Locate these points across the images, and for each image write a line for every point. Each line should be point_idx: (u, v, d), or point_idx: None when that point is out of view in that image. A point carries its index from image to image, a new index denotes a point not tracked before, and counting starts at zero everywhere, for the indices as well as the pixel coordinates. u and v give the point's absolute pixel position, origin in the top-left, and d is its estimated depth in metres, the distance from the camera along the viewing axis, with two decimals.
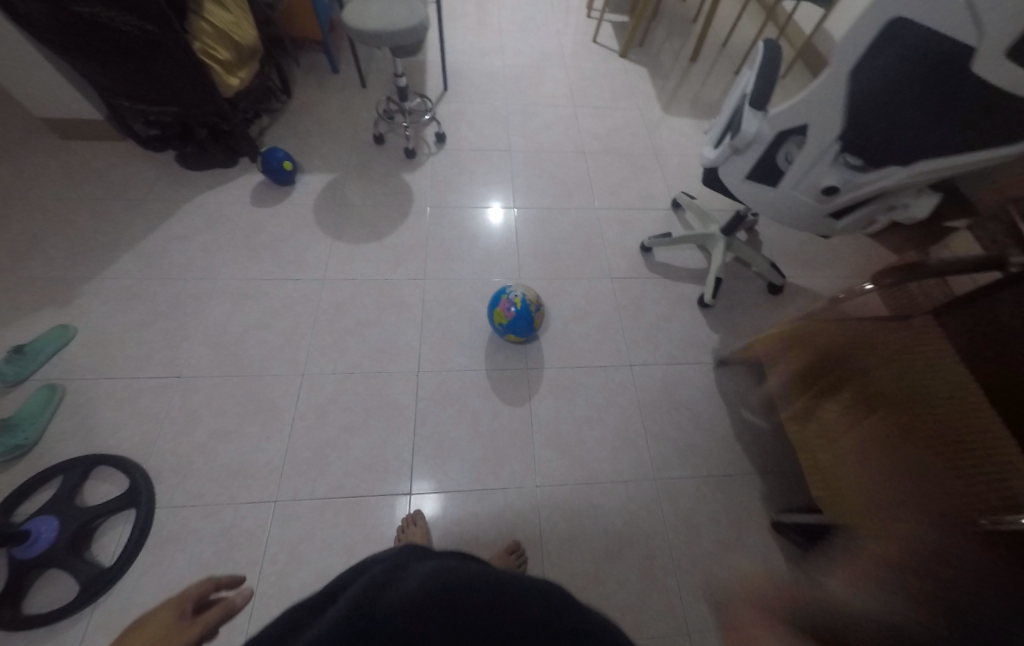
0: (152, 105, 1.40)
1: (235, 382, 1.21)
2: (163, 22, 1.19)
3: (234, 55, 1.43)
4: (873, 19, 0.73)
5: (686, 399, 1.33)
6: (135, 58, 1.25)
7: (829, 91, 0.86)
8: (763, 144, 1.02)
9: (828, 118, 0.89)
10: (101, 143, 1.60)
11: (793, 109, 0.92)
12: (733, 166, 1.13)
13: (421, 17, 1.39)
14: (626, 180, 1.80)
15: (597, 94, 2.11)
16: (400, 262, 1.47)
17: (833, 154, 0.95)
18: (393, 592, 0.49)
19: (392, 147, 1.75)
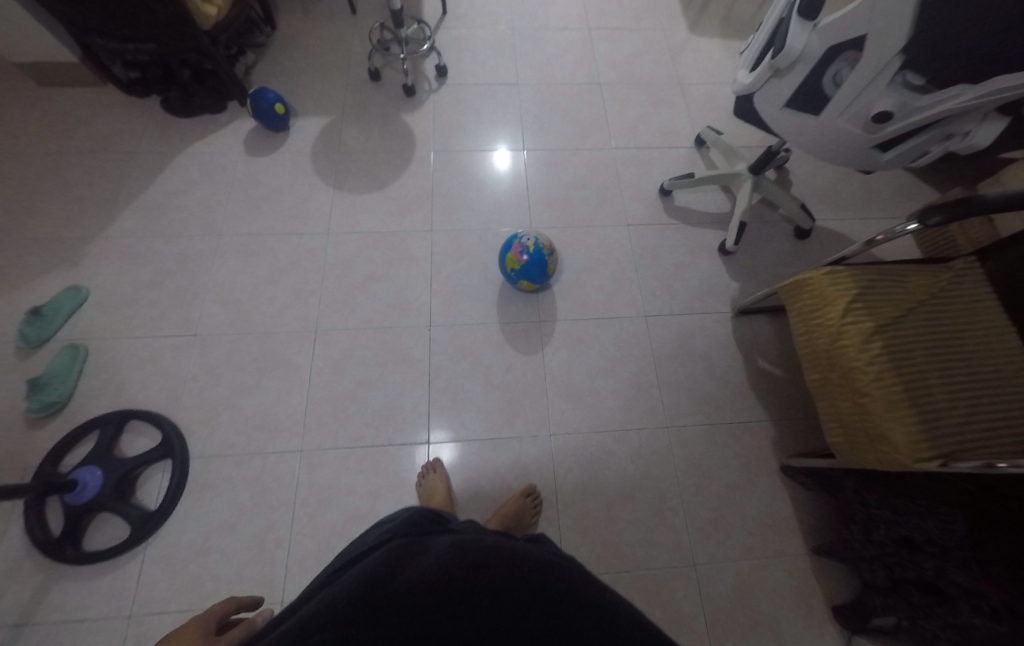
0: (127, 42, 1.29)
1: (250, 339, 1.22)
2: None
3: None
4: None
5: (701, 348, 1.32)
6: None
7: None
8: (807, 64, 0.92)
9: (891, 30, 0.78)
10: (82, 89, 1.51)
11: (848, 20, 0.81)
12: (772, 92, 1.02)
13: None
14: (645, 114, 1.65)
15: (614, 12, 1.89)
16: (406, 212, 1.41)
17: (889, 74, 0.85)
18: (406, 572, 0.50)
19: (390, 85, 1.62)
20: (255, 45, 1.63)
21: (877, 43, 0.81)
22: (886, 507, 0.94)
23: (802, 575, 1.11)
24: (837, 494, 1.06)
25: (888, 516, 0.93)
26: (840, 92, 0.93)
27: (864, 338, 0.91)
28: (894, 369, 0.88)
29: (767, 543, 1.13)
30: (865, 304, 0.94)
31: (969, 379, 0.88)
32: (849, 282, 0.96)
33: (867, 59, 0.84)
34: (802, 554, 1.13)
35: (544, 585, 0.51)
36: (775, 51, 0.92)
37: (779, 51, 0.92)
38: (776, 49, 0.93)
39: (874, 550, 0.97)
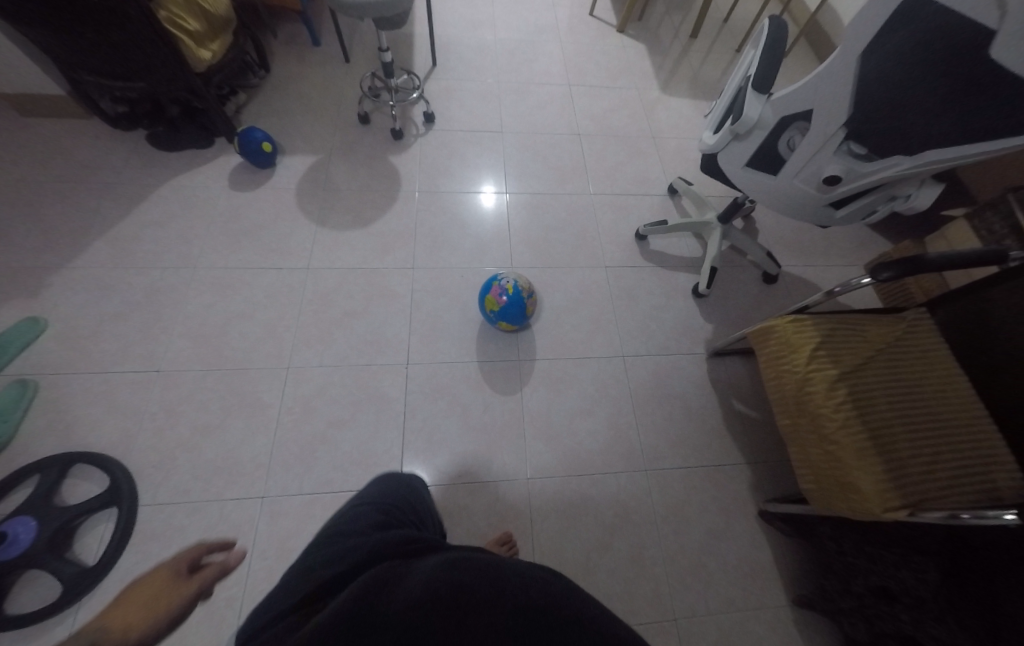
0: (118, 79, 1.31)
1: (218, 376, 1.17)
2: None
3: (204, 25, 1.33)
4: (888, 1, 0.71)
5: (678, 390, 1.33)
6: (95, 27, 1.16)
7: (838, 74, 0.84)
8: (764, 129, 1.00)
9: (836, 103, 0.87)
10: (66, 121, 1.51)
11: (797, 93, 0.91)
12: (733, 153, 1.09)
13: None
14: (622, 164, 1.74)
15: (593, 71, 2.03)
16: (388, 249, 1.42)
17: (837, 141, 0.93)
18: (392, 604, 0.45)
19: (378, 128, 1.67)
20: (247, 86, 1.68)
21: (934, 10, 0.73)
22: (862, 555, 0.96)
23: (783, 627, 1.08)
24: (815, 541, 1.07)
25: (866, 565, 0.95)
26: (793, 155, 1.00)
27: (829, 386, 0.93)
28: (860, 416, 0.90)
29: (747, 593, 1.11)
30: (829, 352, 0.97)
31: (929, 423, 0.92)
32: (813, 330, 0.99)
33: (816, 129, 0.93)
34: (783, 605, 1.11)
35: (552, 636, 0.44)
36: (734, 118, 1.00)
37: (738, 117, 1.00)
38: (734, 114, 1.00)
39: (852, 601, 0.98)
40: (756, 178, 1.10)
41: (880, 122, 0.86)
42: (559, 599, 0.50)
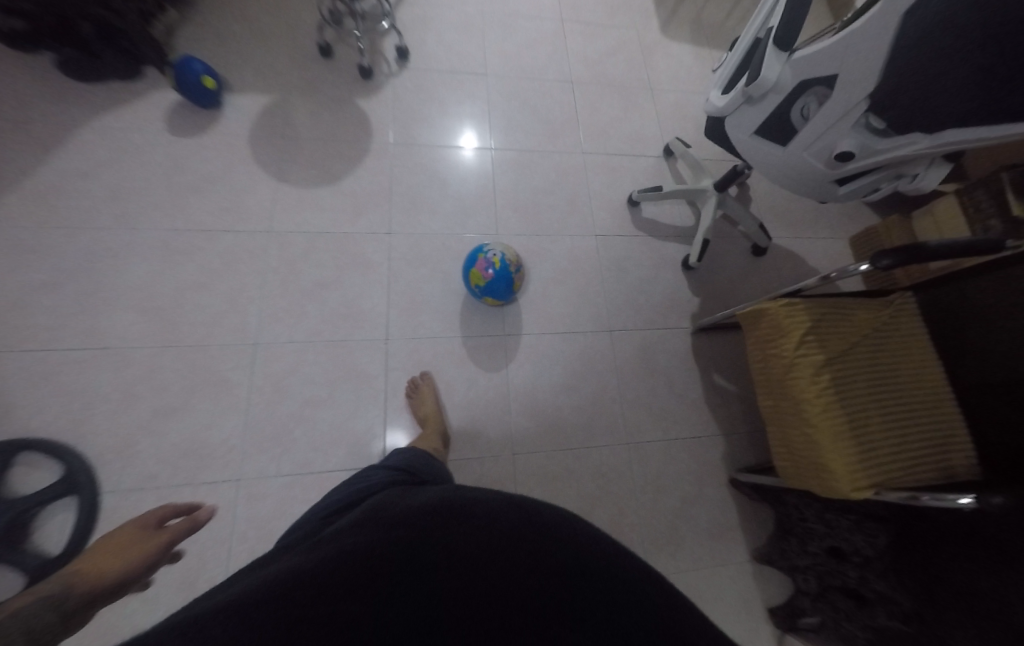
0: None
1: (175, 353, 1.07)
2: None
3: None
4: None
5: (663, 364, 1.32)
6: None
7: (872, 36, 0.74)
8: (779, 95, 0.91)
9: (862, 70, 0.79)
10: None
11: (822, 56, 0.81)
12: (742, 119, 1.00)
13: None
14: (616, 121, 1.64)
15: (588, 7, 1.84)
16: (361, 211, 1.29)
17: (856, 113, 0.86)
18: (396, 514, 0.54)
19: (342, 64, 1.45)
20: None
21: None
22: (820, 522, 1.03)
23: (744, 582, 1.17)
24: (780, 508, 1.13)
25: (823, 529, 1.03)
26: (807, 126, 0.93)
27: (814, 373, 0.93)
28: (840, 403, 0.92)
29: (715, 553, 1.18)
30: (818, 337, 0.95)
31: (902, 407, 0.94)
32: (804, 314, 0.96)
33: (837, 98, 0.85)
34: (746, 561, 1.19)
35: (543, 547, 0.49)
36: (748, 79, 0.90)
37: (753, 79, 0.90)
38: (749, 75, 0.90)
39: (808, 560, 1.07)
40: (763, 148, 1.03)
41: (903, 95, 0.78)
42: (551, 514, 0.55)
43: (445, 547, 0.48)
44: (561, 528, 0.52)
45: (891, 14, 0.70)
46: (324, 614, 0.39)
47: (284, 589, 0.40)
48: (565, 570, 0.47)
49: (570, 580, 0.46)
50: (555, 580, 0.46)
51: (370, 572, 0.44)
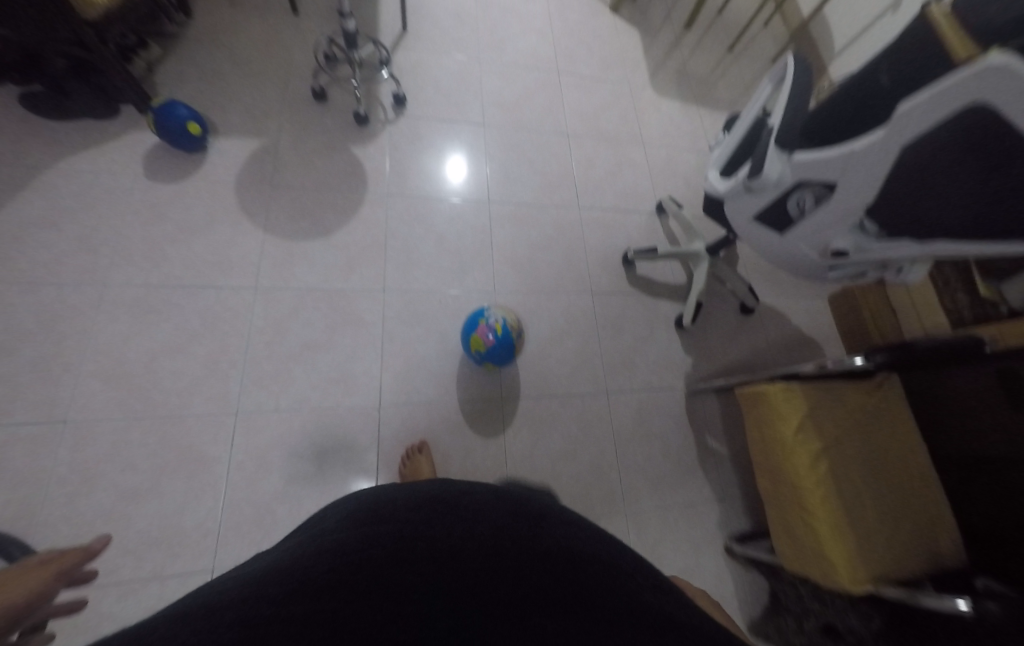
0: None
1: (146, 427, 0.99)
2: None
3: None
4: (949, 97, 0.57)
5: (658, 427, 1.32)
6: None
7: (873, 156, 0.69)
8: (778, 190, 0.87)
9: (861, 185, 0.74)
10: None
11: (824, 162, 0.77)
12: (741, 204, 0.97)
13: None
14: (611, 175, 1.66)
15: (583, 58, 1.88)
16: (354, 267, 1.27)
17: (852, 216, 0.79)
18: (386, 511, 0.50)
19: (337, 107, 1.52)
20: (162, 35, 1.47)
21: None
22: (815, 599, 1.03)
23: None
24: (776, 580, 1.14)
25: (817, 606, 1.02)
26: (804, 219, 0.88)
27: (811, 461, 0.95)
28: (838, 493, 0.93)
29: None
30: (815, 424, 0.98)
31: (892, 492, 0.96)
32: (801, 398, 1.00)
33: (835, 204, 0.80)
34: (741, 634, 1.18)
35: (534, 538, 0.48)
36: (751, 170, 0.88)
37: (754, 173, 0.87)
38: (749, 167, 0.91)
39: (805, 638, 1.06)
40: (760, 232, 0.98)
41: (899, 200, 0.71)
42: (540, 515, 0.53)
43: (435, 546, 0.45)
44: (552, 526, 0.51)
45: (895, 135, 0.65)
46: (312, 610, 0.36)
47: (272, 590, 0.38)
48: (554, 557, 0.47)
49: (570, 583, 0.45)
50: (551, 570, 0.45)
51: (364, 567, 0.42)
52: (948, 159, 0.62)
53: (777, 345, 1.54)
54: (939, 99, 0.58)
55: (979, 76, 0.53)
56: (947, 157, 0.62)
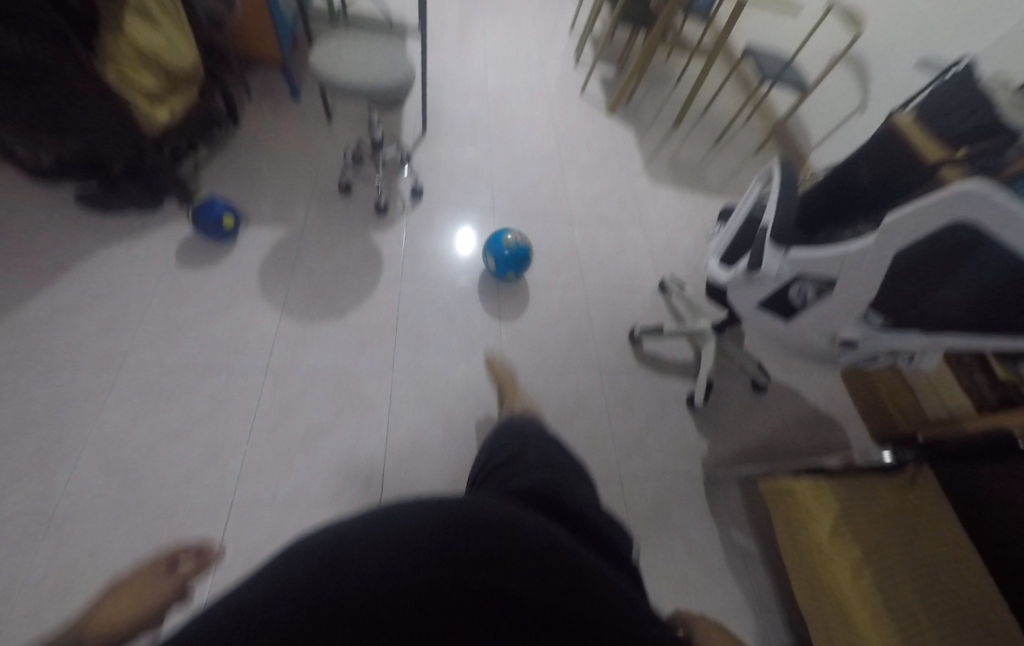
0: (53, 137, 1.27)
1: (136, 519, 0.95)
2: (59, 40, 1.10)
3: (160, 81, 1.34)
4: (937, 212, 0.60)
5: (676, 519, 1.23)
6: (24, 87, 1.14)
7: (867, 258, 0.71)
8: (780, 282, 0.89)
9: (862, 284, 0.75)
10: (6, 190, 1.38)
11: (819, 260, 0.79)
12: (744, 293, 0.98)
13: (406, 73, 1.38)
14: (614, 255, 1.74)
15: (584, 153, 2.06)
16: (364, 346, 1.30)
17: (858, 308, 0.79)
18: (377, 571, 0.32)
19: (360, 198, 1.66)
20: (211, 139, 1.68)
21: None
22: None
23: None
24: None
25: None
26: (808, 310, 0.87)
27: (852, 570, 0.89)
28: (893, 611, 0.84)
29: None
30: (851, 527, 0.94)
31: (964, 616, 0.82)
32: (831, 499, 0.98)
33: (837, 298, 0.80)
34: None
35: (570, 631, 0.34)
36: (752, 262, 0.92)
37: (755, 266, 0.90)
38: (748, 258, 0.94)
39: None
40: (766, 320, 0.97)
41: (901, 296, 0.72)
42: (587, 574, 0.39)
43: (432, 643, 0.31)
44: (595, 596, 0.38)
45: (886, 240, 0.68)
46: None
47: None
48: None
49: None
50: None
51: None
52: (940, 263, 0.65)
53: (797, 425, 1.48)
54: (926, 212, 0.62)
55: (956, 200, 0.58)
56: (946, 257, 0.63)
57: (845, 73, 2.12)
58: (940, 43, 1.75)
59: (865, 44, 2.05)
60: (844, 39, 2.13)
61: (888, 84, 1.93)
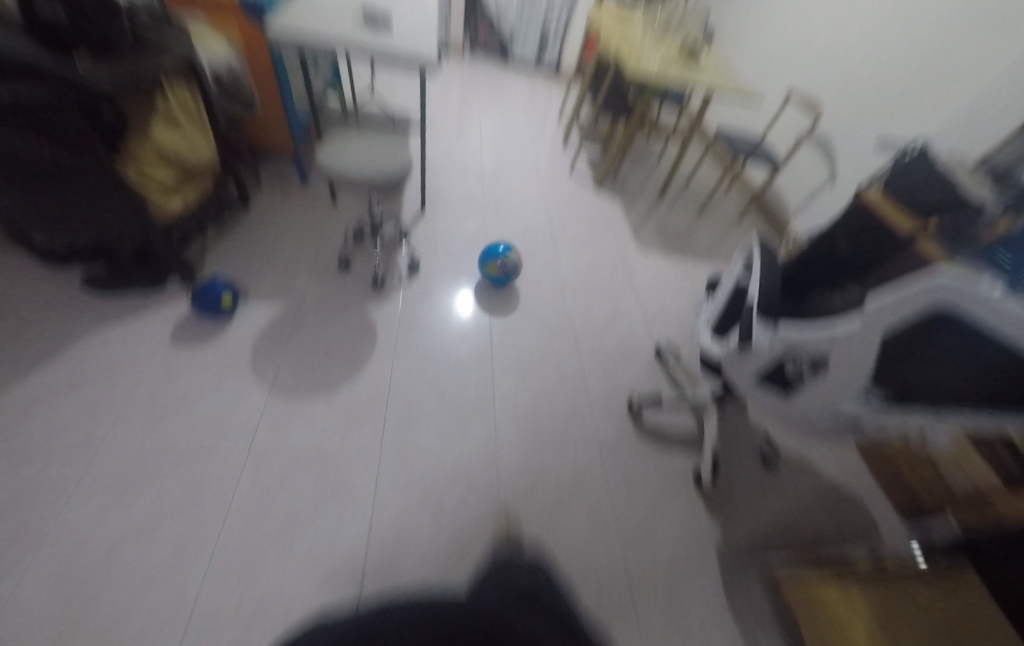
0: (72, 228, 1.36)
1: (85, 633, 0.86)
2: (85, 146, 1.21)
3: (178, 174, 1.47)
4: (919, 300, 0.59)
5: (692, 619, 1.10)
6: (55, 185, 1.26)
7: (858, 340, 0.69)
8: (768, 355, 0.86)
9: (856, 363, 0.71)
10: (16, 276, 1.45)
11: (809, 338, 0.76)
12: (739, 367, 0.94)
13: (404, 164, 1.47)
14: (608, 324, 1.74)
15: (575, 225, 2.15)
16: (352, 425, 1.26)
17: (854, 387, 0.74)
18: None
19: (358, 273, 1.70)
20: (221, 220, 1.77)
21: (987, 192, 1.02)
22: None
23: None
24: None
25: None
26: (808, 387, 0.82)
27: None
28: None
29: None
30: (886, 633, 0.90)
31: None
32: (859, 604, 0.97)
33: (834, 378, 0.76)
34: None
35: None
36: (743, 339, 0.91)
37: (746, 342, 0.89)
38: (743, 333, 0.92)
39: None
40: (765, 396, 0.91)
41: (900, 373, 0.70)
42: None
43: None
44: None
45: (872, 323, 0.66)
46: None
47: None
48: None
49: None
50: None
51: None
52: (930, 341, 0.64)
53: (815, 503, 1.37)
54: (904, 301, 0.60)
55: (929, 289, 0.57)
56: (932, 336, 0.62)
57: (812, 151, 2.28)
58: (896, 123, 1.88)
59: (827, 125, 2.21)
60: (805, 122, 2.33)
61: (853, 160, 2.06)
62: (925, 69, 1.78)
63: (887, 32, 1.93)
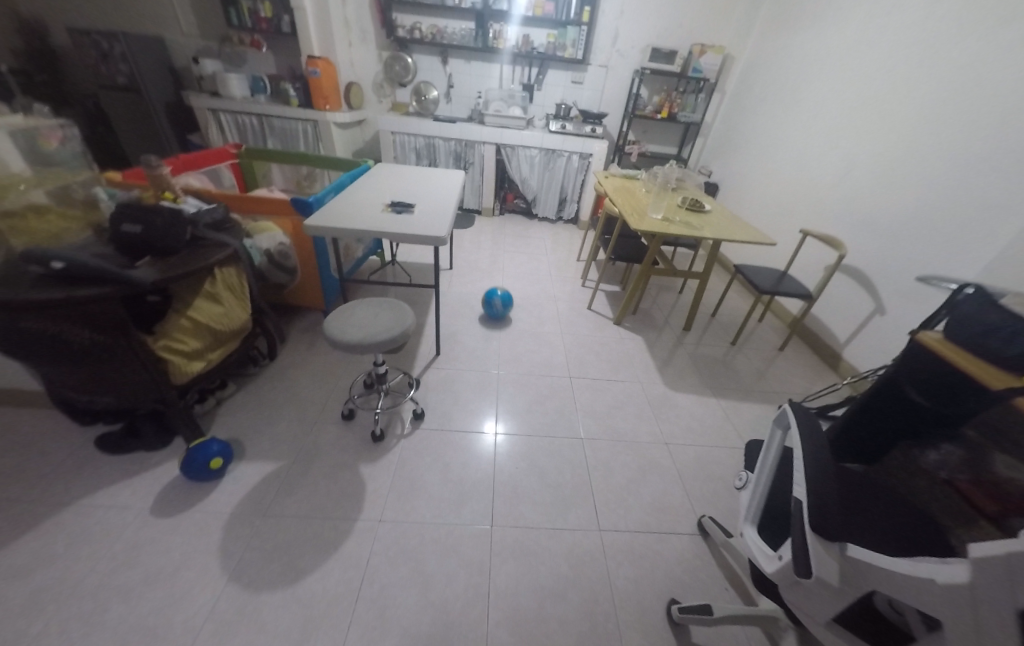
0: (90, 396, 1.37)
1: None
2: (115, 328, 1.27)
3: (207, 341, 1.52)
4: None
5: None
6: (76, 360, 1.29)
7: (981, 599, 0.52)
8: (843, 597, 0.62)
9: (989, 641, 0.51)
10: (30, 434, 1.47)
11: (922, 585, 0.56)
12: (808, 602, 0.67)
13: (405, 326, 1.48)
14: (635, 482, 1.46)
15: (593, 364, 2.02)
16: (307, 638, 1.04)
17: None
18: None
19: (359, 424, 1.62)
20: (245, 375, 1.83)
21: None
22: None
23: None
24: None
25: None
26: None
27: None
28: None
29: None
30: None
31: None
32: None
33: None
34: None
35: None
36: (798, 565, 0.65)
37: (810, 574, 0.64)
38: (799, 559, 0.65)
39: None
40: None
41: None
42: None
43: None
44: None
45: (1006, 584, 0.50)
46: None
47: None
48: None
49: None
50: None
51: None
52: None
53: None
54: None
55: None
56: None
57: (849, 281, 2.12)
58: (946, 265, 1.72)
59: (857, 260, 2.09)
60: (829, 255, 2.25)
61: (902, 298, 1.86)
62: (987, 141, 1.61)
63: (897, 177, 1.93)
